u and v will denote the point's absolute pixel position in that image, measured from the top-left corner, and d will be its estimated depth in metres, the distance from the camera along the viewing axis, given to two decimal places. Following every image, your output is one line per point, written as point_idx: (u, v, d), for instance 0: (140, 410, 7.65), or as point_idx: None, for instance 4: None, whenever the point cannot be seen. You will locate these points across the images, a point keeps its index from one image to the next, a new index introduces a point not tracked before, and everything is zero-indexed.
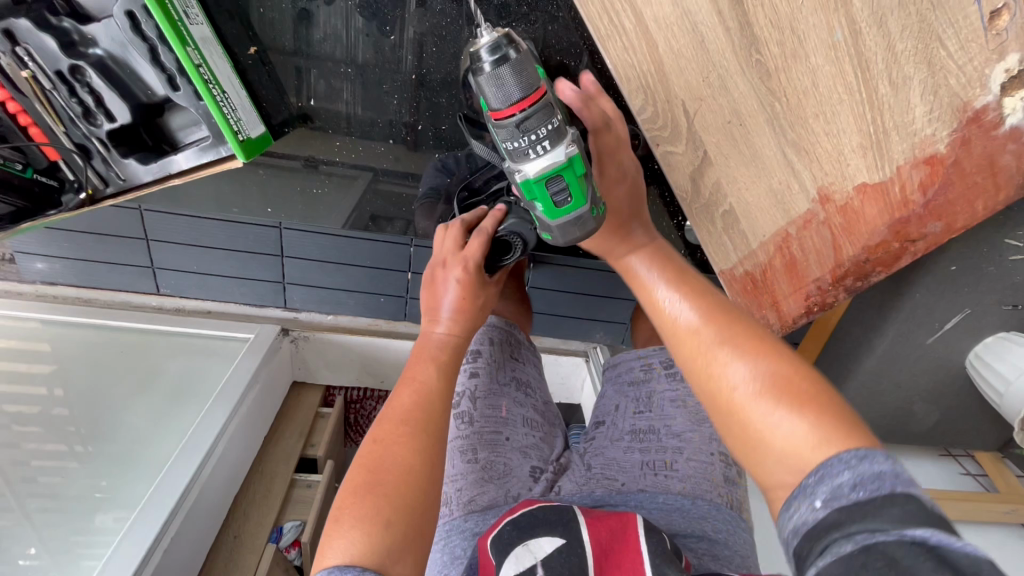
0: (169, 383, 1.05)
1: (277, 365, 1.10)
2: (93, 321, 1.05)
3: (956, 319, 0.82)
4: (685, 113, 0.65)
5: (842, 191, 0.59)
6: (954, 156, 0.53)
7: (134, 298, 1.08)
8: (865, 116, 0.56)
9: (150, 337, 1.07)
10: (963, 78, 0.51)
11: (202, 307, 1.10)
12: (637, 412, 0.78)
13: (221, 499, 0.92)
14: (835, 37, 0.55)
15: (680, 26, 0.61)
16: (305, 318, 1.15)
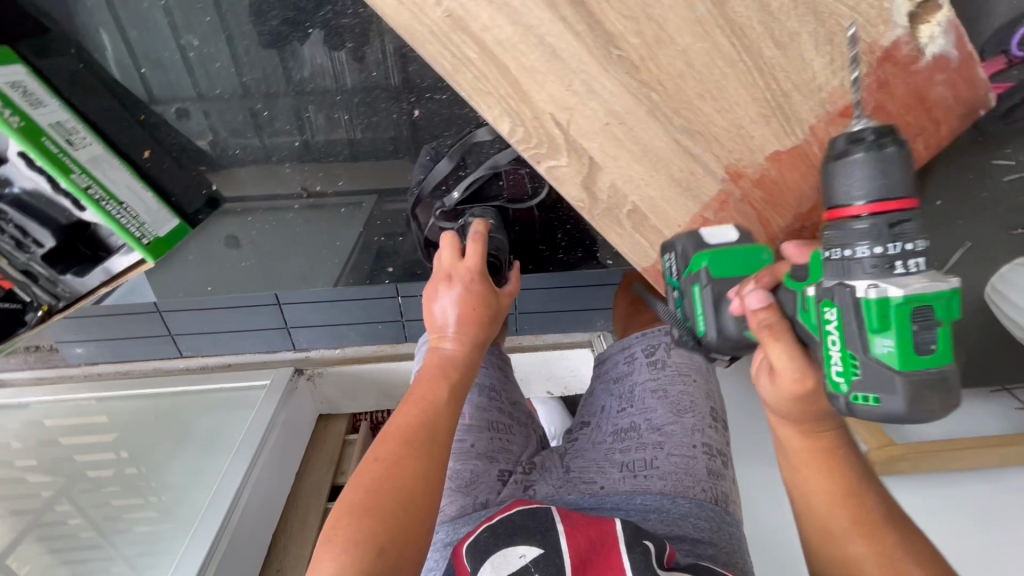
0: (204, 437, 1.16)
1: (295, 404, 1.17)
2: (136, 390, 1.17)
3: (957, 256, 0.73)
4: (558, 125, 0.48)
5: (753, 164, 0.51)
6: (873, 101, 0.48)
7: (163, 363, 1.19)
8: (755, 83, 0.47)
9: (183, 397, 1.18)
10: (862, 18, 0.45)
11: (222, 360, 1.19)
12: (620, 409, 0.81)
13: (258, 539, 0.99)
14: (700, 12, 0.44)
15: (529, 43, 0.44)
16: (316, 355, 1.21)
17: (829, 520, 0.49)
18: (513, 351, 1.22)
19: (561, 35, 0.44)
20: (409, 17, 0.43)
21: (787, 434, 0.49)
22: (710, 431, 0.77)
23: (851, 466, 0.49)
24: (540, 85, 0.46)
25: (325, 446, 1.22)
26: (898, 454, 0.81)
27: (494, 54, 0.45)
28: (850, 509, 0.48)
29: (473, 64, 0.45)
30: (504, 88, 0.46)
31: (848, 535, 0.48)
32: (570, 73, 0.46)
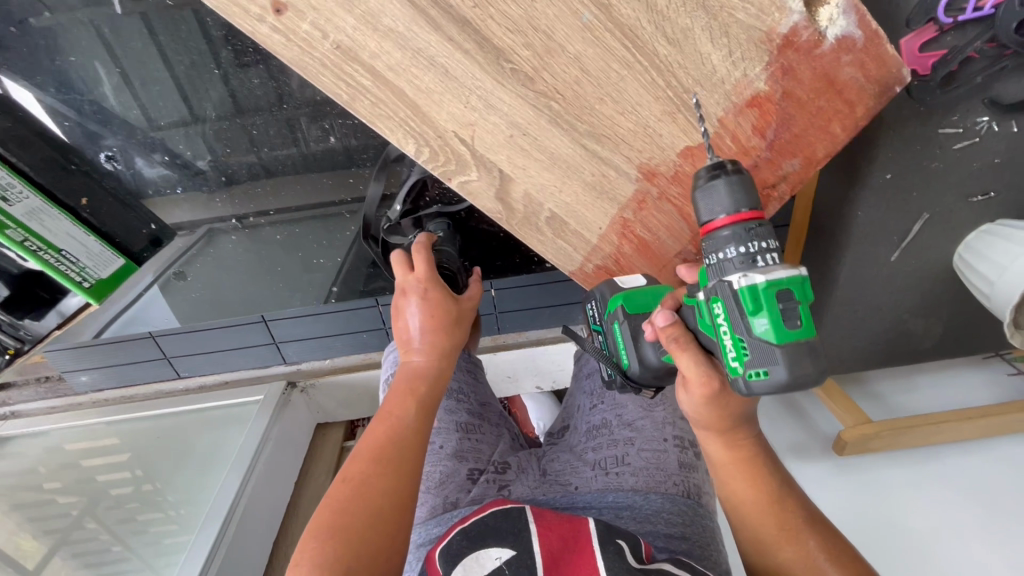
0: (205, 454, 1.21)
1: (291, 416, 1.21)
2: (140, 413, 1.22)
3: (917, 227, 0.73)
4: (464, 142, 0.50)
5: (665, 162, 0.51)
6: (779, 89, 0.48)
7: (164, 385, 1.24)
8: (656, 82, 0.47)
9: (185, 417, 1.23)
10: (752, 9, 0.45)
11: (220, 379, 1.24)
12: (592, 407, 0.81)
13: (260, 547, 1.05)
14: (585, 19, 0.44)
15: (421, 66, 0.46)
16: (307, 367, 1.24)
17: (758, 529, 0.49)
18: (498, 351, 1.23)
19: (450, 55, 0.45)
20: (301, 53, 0.44)
21: (712, 446, 0.50)
22: (680, 424, 0.76)
23: (770, 479, 0.50)
24: (439, 105, 0.48)
25: (323, 454, 1.27)
26: (871, 432, 0.81)
27: (390, 80, 0.46)
28: (773, 518, 0.48)
29: (371, 91, 0.46)
30: (404, 111, 0.48)
31: (778, 544, 0.48)
32: (467, 91, 0.47)
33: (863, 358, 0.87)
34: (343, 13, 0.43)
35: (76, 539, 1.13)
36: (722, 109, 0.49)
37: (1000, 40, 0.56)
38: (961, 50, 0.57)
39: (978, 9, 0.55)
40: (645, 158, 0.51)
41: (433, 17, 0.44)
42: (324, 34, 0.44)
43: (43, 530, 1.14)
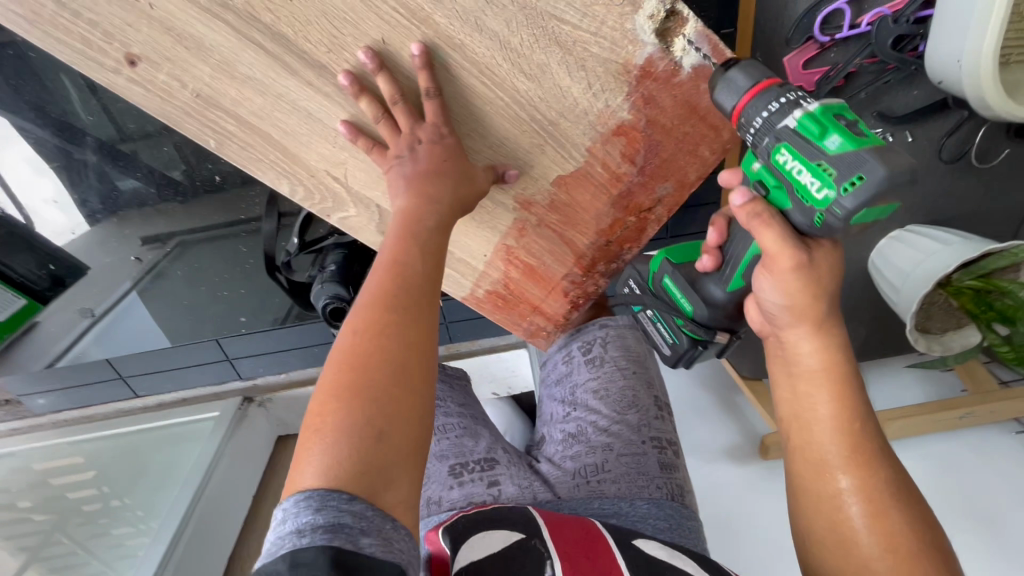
0: (162, 470, 1.22)
1: (249, 430, 1.23)
2: (99, 434, 1.23)
3: None
4: (337, 180, 0.53)
5: (539, 193, 0.61)
6: (642, 118, 0.53)
7: (122, 404, 1.25)
8: (524, 115, 0.52)
9: (144, 434, 1.25)
10: (605, 44, 0.48)
11: (178, 395, 1.25)
12: (564, 414, 0.72)
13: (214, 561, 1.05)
14: (442, 59, 0.47)
15: (283, 110, 0.47)
16: (262, 382, 1.25)
17: (818, 446, 0.46)
18: (451, 358, 1.24)
19: (312, 98, 0.46)
20: (161, 102, 0.45)
21: (799, 344, 0.47)
22: (658, 422, 0.70)
23: (854, 395, 0.46)
24: (307, 147, 0.50)
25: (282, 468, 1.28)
26: None
27: (256, 124, 0.48)
28: (845, 435, 0.45)
29: (238, 135, 0.48)
30: (274, 153, 0.50)
31: (829, 465, 0.45)
32: (335, 132, 0.49)
33: None
34: (197, 63, 0.44)
35: (48, 555, 1.14)
36: (588, 137, 0.55)
37: (879, 56, 0.57)
38: (843, 65, 0.58)
39: (853, 27, 0.56)
40: (524, 190, 0.61)
41: (288, 64, 0.44)
42: (182, 83, 0.45)
43: (15, 548, 1.14)
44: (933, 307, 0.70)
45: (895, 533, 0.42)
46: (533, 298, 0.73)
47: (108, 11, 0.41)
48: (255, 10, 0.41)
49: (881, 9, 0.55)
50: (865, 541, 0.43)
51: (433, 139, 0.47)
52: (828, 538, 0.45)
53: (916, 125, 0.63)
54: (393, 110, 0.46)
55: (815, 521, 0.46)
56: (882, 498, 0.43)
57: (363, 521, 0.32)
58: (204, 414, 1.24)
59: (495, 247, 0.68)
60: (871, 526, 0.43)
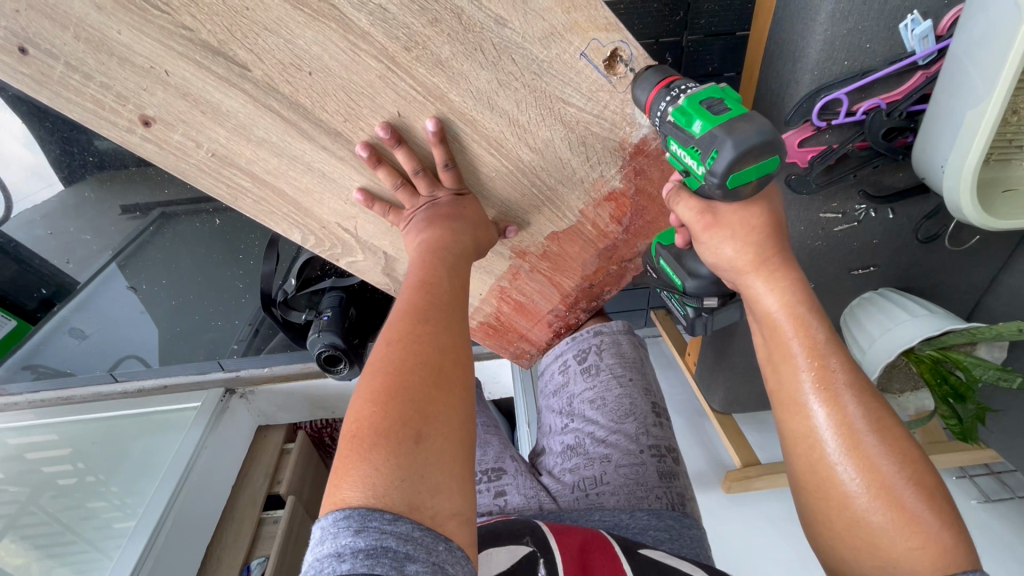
0: (135, 460, 1.21)
1: (229, 421, 1.24)
2: (74, 417, 1.23)
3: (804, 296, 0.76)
4: (347, 231, 0.58)
5: (533, 244, 0.63)
6: (632, 186, 0.57)
7: (101, 388, 1.27)
8: (523, 181, 0.55)
9: (120, 421, 1.25)
10: (607, 124, 0.51)
11: (159, 382, 1.28)
12: (563, 425, 0.76)
13: (188, 559, 1.06)
14: (455, 132, 0.50)
15: (297, 169, 0.52)
16: (245, 374, 1.27)
17: (789, 388, 0.43)
18: None
19: (325, 160, 0.51)
20: (175, 159, 0.50)
21: (753, 286, 0.45)
22: (656, 429, 0.73)
23: (815, 326, 0.43)
24: (320, 202, 0.55)
25: (262, 456, 1.32)
26: (753, 474, 0.90)
27: (268, 181, 0.53)
28: (816, 371, 0.42)
29: (253, 191, 0.54)
30: (286, 208, 0.55)
31: (802, 406, 0.42)
32: (344, 189, 0.54)
33: (757, 398, 0.94)
34: (215, 126, 0.49)
35: (26, 523, 1.12)
36: (582, 201, 0.58)
37: (870, 143, 0.59)
38: (838, 146, 0.60)
39: (850, 114, 0.57)
40: (518, 242, 0.63)
41: (305, 130, 0.49)
42: (197, 143, 0.50)
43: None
44: (896, 371, 0.75)
45: (877, 468, 0.39)
46: (521, 328, 0.75)
47: (123, 77, 0.45)
48: (274, 81, 0.46)
49: (878, 100, 0.57)
50: (844, 476, 0.39)
51: (455, 196, 0.53)
52: (811, 485, 0.42)
53: (899, 204, 0.66)
54: (414, 179, 0.51)
55: (796, 467, 0.43)
56: (861, 434, 0.40)
57: (409, 546, 0.31)
58: (185, 404, 1.24)
59: (489, 286, 0.69)
60: (852, 461, 0.39)
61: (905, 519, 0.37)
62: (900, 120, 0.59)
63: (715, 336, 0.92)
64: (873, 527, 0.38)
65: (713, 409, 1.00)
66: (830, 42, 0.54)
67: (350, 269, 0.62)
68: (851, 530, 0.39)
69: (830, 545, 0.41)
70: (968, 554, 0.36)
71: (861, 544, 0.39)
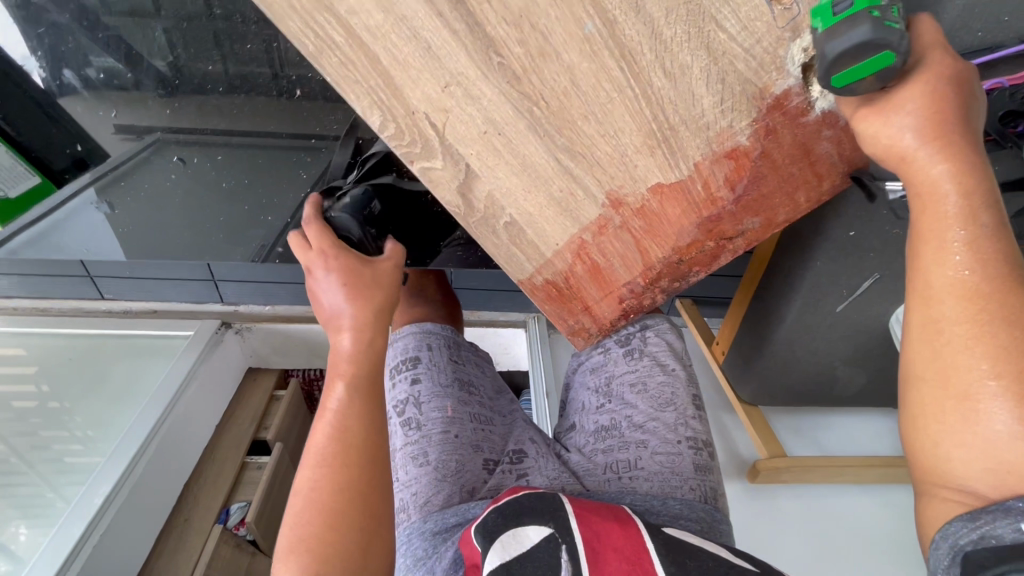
0: (115, 385, 1.17)
1: (223, 356, 1.18)
2: (54, 330, 1.16)
3: (865, 285, 0.73)
4: (433, 126, 0.54)
5: (634, 194, 0.57)
6: (758, 147, 0.51)
7: (84, 303, 1.17)
8: (643, 110, 0.50)
9: (107, 342, 1.19)
10: (753, 63, 0.46)
11: (148, 306, 1.19)
12: (599, 404, 0.75)
13: (162, 501, 1.00)
14: (589, 29, 0.45)
15: (400, 34, 0.47)
16: (244, 309, 1.19)
17: (934, 274, 0.40)
18: None
19: (437, 31, 0.46)
20: None
21: (928, 167, 0.41)
22: (696, 421, 0.72)
23: (983, 228, 0.39)
24: (414, 83, 0.50)
25: (251, 402, 1.23)
26: (781, 466, 0.91)
27: (364, 42, 0.48)
28: (976, 260, 0.38)
29: (342, 50, 0.49)
30: (377, 81, 0.50)
31: (945, 295, 0.39)
32: (446, 72, 0.49)
33: (788, 392, 0.93)
34: None
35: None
36: (699, 152, 0.53)
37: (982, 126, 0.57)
38: None
39: None
40: (616, 186, 0.57)
41: None
42: None
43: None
44: None
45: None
46: (588, 296, 0.70)
47: None
48: None
49: (1002, 79, 0.54)
50: (983, 370, 0.37)
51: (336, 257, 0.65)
52: (935, 382, 0.39)
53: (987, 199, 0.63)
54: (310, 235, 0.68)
55: (910, 324, 0.42)
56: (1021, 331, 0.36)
57: None
58: (176, 332, 1.18)
59: (569, 237, 0.64)
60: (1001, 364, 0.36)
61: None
62: (1018, 105, 0.55)
63: (760, 328, 0.88)
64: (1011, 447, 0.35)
65: (739, 399, 0.99)
66: (971, 4, 0.52)
67: (425, 176, 0.58)
68: (948, 379, 0.38)
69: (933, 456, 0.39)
70: None
71: (957, 396, 0.37)
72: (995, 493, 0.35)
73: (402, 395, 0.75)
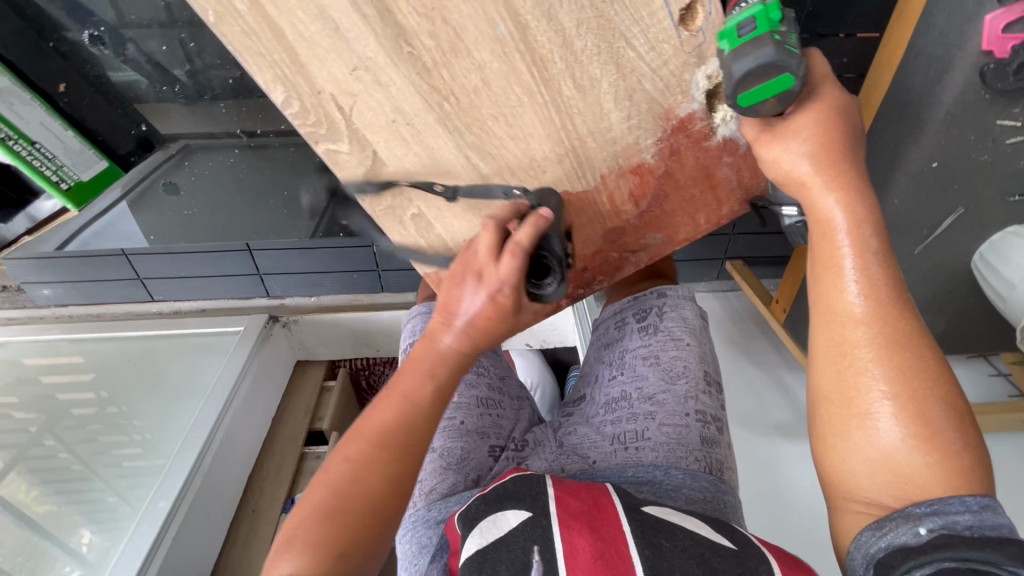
0: (173, 382, 1.43)
1: (273, 346, 1.45)
2: (108, 334, 1.41)
3: (949, 219, 0.93)
4: (339, 109, 0.56)
5: (541, 198, 0.65)
6: (661, 166, 0.62)
7: (137, 307, 1.43)
8: (552, 118, 0.57)
9: (157, 345, 1.45)
10: (658, 83, 0.55)
11: (196, 306, 1.44)
12: (612, 377, 0.80)
13: (230, 486, 1.25)
14: (501, 29, 0.51)
15: (306, 11, 0.49)
16: (290, 304, 1.46)
17: (835, 297, 0.50)
18: None
19: (344, 11, 0.49)
20: None
21: (822, 200, 0.51)
22: (704, 397, 0.74)
23: (876, 271, 0.49)
24: (320, 63, 0.52)
25: (303, 391, 1.52)
26: None
27: (267, 13, 0.49)
28: (865, 284, 0.49)
29: (243, 18, 0.49)
30: (277, 53, 0.51)
31: (846, 321, 0.49)
32: (353, 55, 0.51)
33: None
34: None
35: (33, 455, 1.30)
36: (605, 165, 0.62)
37: None
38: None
39: None
40: (526, 190, 0.64)
41: None
42: None
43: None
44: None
45: (909, 387, 0.47)
46: None
47: None
48: None
49: None
50: (873, 384, 0.48)
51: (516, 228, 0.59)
52: (836, 397, 0.49)
53: None
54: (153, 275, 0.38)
55: (817, 344, 0.52)
56: (901, 354, 0.48)
57: None
58: (226, 329, 1.44)
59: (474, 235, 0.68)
60: (883, 377, 0.47)
61: (918, 443, 0.45)
62: None
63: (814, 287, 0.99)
64: (890, 451, 0.46)
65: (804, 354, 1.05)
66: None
67: (330, 158, 0.60)
68: (851, 399, 0.48)
69: (827, 461, 0.50)
70: (974, 472, 0.45)
71: (859, 413, 0.48)
72: (895, 503, 0.46)
73: None
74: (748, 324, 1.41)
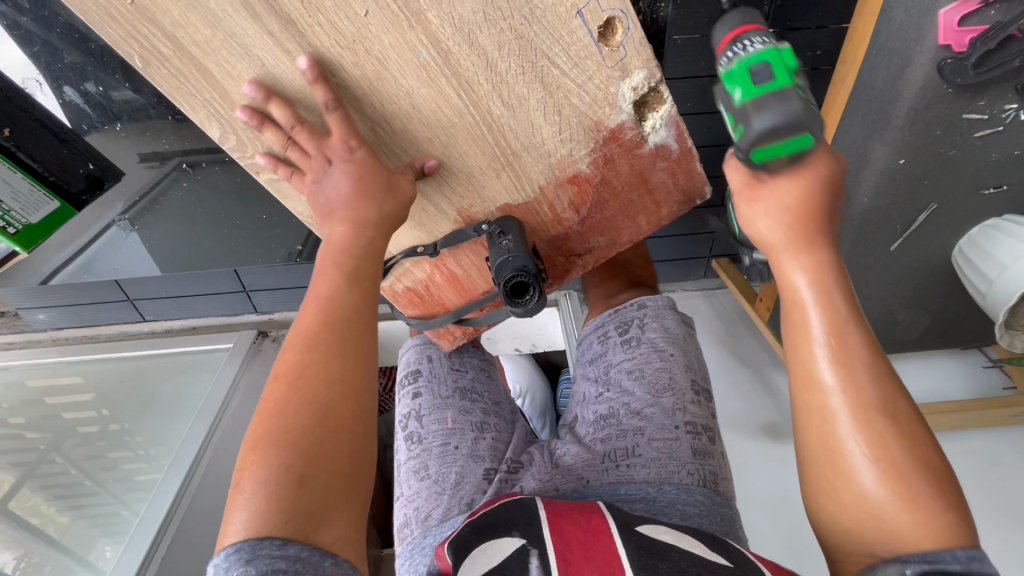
0: (165, 400, 1.45)
1: (261, 361, 1.49)
2: (100, 355, 1.47)
3: (924, 215, 0.92)
4: (279, 149, 0.64)
5: (483, 210, 0.70)
6: (597, 175, 0.67)
7: (130, 328, 1.51)
8: (484, 133, 0.62)
9: (147, 363, 1.50)
10: (582, 97, 0.59)
11: (187, 324, 1.53)
12: (598, 394, 0.80)
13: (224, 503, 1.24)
14: (424, 55, 0.55)
15: (232, 50, 0.55)
16: (277, 318, 1.51)
17: (803, 345, 0.50)
18: None
19: (266, 45, 0.54)
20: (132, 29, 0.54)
21: (785, 261, 0.53)
22: (693, 407, 0.75)
23: (838, 303, 0.50)
24: (259, 104, 0.59)
25: None
26: None
27: (192, 53, 0.56)
28: (833, 328, 0.49)
29: (169, 62, 0.56)
30: (209, 93, 0.59)
31: (817, 375, 0.48)
32: (285, 88, 0.58)
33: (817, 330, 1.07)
34: (158, 36, 0.54)
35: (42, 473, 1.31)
36: (542, 177, 0.67)
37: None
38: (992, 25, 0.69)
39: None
40: (465, 204, 0.70)
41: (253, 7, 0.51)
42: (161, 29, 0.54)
43: (13, 461, 1.30)
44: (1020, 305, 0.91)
45: (886, 438, 0.45)
46: (447, 299, 0.80)
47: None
48: None
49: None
50: (849, 440, 0.46)
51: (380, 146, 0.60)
52: (819, 452, 0.48)
53: None
54: None
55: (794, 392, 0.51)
56: (872, 405, 0.46)
57: (298, 563, 0.44)
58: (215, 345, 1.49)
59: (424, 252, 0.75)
60: (862, 433, 0.46)
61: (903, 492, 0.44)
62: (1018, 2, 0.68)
63: None
64: (877, 504, 0.44)
65: None
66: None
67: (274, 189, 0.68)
68: (830, 451, 0.47)
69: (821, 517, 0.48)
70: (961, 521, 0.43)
71: (836, 465, 0.47)
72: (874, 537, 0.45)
73: (406, 411, 0.82)
74: (739, 326, 1.40)
